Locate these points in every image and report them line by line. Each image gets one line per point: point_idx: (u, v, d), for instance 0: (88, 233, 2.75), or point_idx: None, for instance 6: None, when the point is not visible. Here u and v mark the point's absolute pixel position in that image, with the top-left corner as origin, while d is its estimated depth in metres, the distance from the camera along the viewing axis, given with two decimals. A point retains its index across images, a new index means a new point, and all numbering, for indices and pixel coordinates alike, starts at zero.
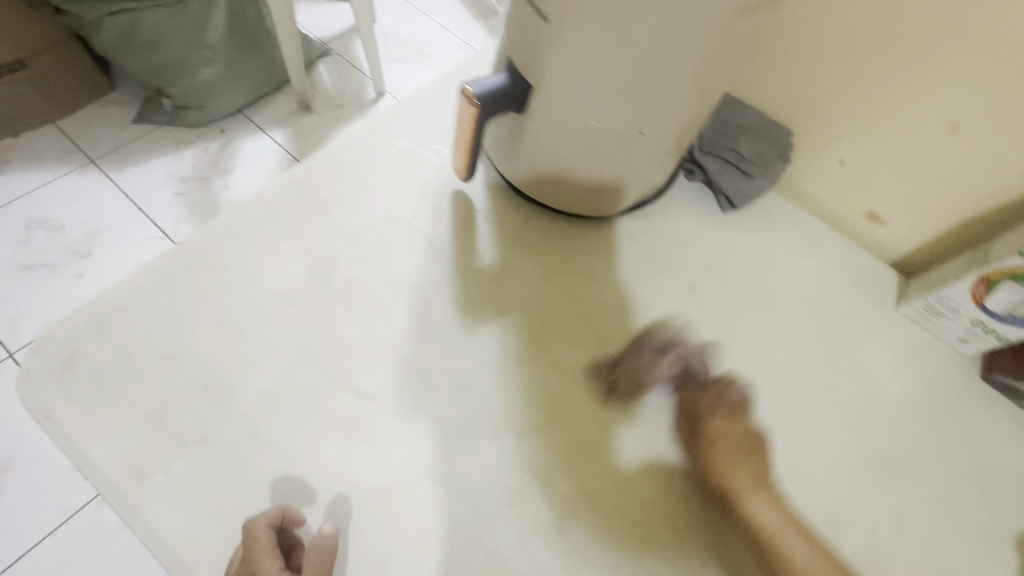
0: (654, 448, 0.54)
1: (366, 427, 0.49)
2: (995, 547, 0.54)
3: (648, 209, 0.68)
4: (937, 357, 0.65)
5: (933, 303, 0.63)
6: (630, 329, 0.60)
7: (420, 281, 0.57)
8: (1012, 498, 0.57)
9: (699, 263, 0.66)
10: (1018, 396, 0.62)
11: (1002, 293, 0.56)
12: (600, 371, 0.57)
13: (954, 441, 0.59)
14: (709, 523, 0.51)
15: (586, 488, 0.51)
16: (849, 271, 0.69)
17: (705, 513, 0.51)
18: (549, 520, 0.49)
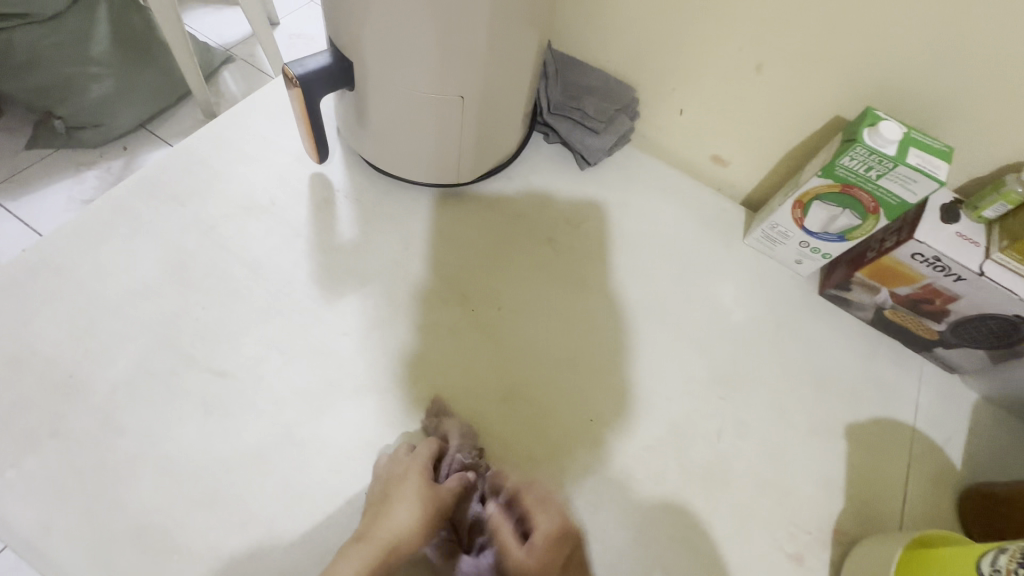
0: (515, 391, 0.59)
1: (224, 404, 0.51)
2: (827, 438, 0.61)
3: (508, 174, 0.73)
4: (779, 279, 0.71)
5: (768, 231, 0.69)
6: (492, 286, 0.64)
7: (278, 262, 0.59)
8: (843, 394, 0.64)
9: (558, 218, 0.71)
10: (849, 305, 0.69)
11: (815, 213, 0.63)
12: (462, 327, 0.61)
13: (791, 351, 0.66)
14: (563, 449, 0.56)
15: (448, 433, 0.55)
16: (699, 212, 0.75)
17: (559, 441, 0.57)
18: None
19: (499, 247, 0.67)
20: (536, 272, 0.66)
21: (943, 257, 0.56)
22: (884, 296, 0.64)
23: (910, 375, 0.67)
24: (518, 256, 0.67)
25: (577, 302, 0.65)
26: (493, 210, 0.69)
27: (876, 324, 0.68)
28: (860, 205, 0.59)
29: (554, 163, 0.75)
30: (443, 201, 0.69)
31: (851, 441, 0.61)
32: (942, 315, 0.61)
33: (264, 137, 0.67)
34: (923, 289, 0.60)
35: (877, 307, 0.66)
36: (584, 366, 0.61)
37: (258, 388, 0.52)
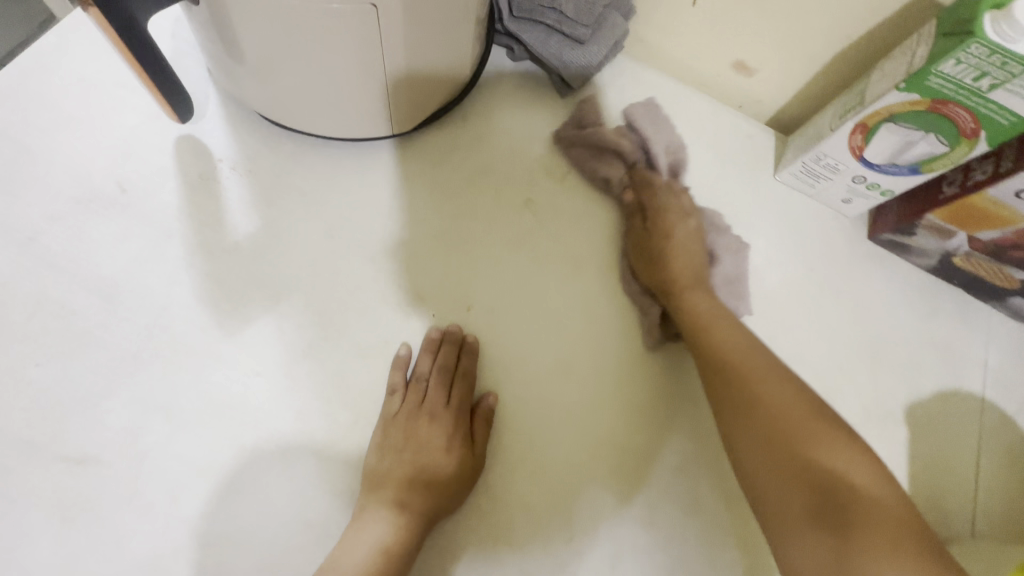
0: (537, 399, 0.45)
1: (93, 500, 0.36)
2: (884, 424, 0.50)
3: (464, 111, 0.53)
4: (818, 224, 0.56)
5: (811, 164, 0.53)
6: (461, 275, 0.47)
7: (144, 281, 0.41)
8: (902, 365, 0.53)
9: (537, 169, 0.52)
10: (906, 251, 0.55)
11: (883, 139, 0.46)
12: (452, 341, 0.44)
13: (838, 317, 0.53)
14: (660, 404, 0.46)
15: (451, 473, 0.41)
16: (716, 143, 0.58)
17: (653, 398, 0.46)
18: None
19: (461, 221, 0.49)
20: (515, 253, 0.49)
21: None
22: (959, 241, 0.50)
23: (978, 331, 0.55)
24: (487, 235, 0.49)
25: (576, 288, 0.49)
26: (448, 167, 0.50)
27: (939, 272, 0.55)
28: (952, 127, 0.43)
29: (524, 89, 0.55)
30: (374, 159, 0.49)
31: (914, 425, 0.51)
32: None
33: (92, 85, 0.45)
34: (1016, 235, 0.46)
35: (945, 254, 0.53)
36: (585, 377, 0.46)
37: (143, 475, 0.37)
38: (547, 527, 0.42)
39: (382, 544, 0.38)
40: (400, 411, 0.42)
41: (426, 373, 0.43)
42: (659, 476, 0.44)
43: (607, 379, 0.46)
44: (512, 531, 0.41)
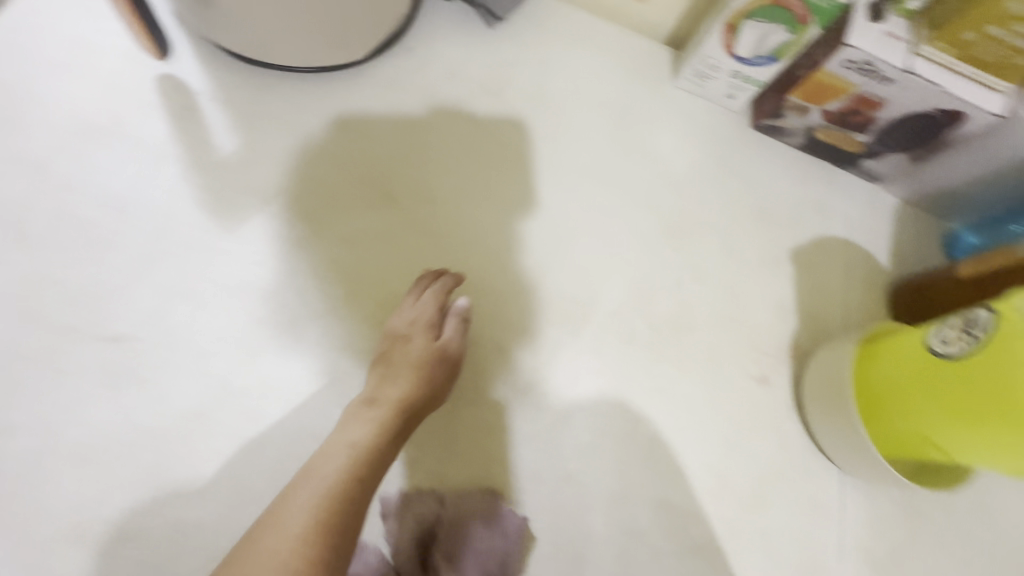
0: (496, 269, 0.55)
1: (134, 368, 0.44)
2: (776, 266, 0.63)
3: (407, 44, 0.61)
4: (711, 118, 0.69)
5: (698, 66, 0.65)
6: (422, 176, 0.56)
7: (148, 195, 0.48)
8: (785, 222, 0.66)
9: (476, 88, 0.62)
10: (780, 133, 0.68)
11: (746, 34, 0.59)
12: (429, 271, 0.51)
13: (734, 189, 0.66)
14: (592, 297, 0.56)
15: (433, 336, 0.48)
16: (624, 60, 0.69)
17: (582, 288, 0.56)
18: None
19: (417, 133, 0.58)
20: (463, 157, 0.58)
21: (873, 60, 0.55)
22: (815, 116, 0.64)
23: (841, 192, 0.69)
24: (440, 143, 0.58)
25: (520, 179, 0.59)
26: (398, 91, 0.59)
27: (807, 148, 0.69)
28: (791, 16, 0.56)
29: (457, 23, 0.64)
30: (335, 86, 0.57)
31: (798, 265, 0.64)
32: (868, 124, 0.62)
33: (70, 34, 0.50)
34: (852, 101, 0.60)
35: (808, 130, 0.66)
36: (534, 249, 0.56)
37: (174, 345, 0.45)
38: (515, 363, 0.52)
39: (372, 423, 0.43)
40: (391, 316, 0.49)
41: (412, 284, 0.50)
42: (600, 318, 0.55)
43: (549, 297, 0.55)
44: (487, 369, 0.52)
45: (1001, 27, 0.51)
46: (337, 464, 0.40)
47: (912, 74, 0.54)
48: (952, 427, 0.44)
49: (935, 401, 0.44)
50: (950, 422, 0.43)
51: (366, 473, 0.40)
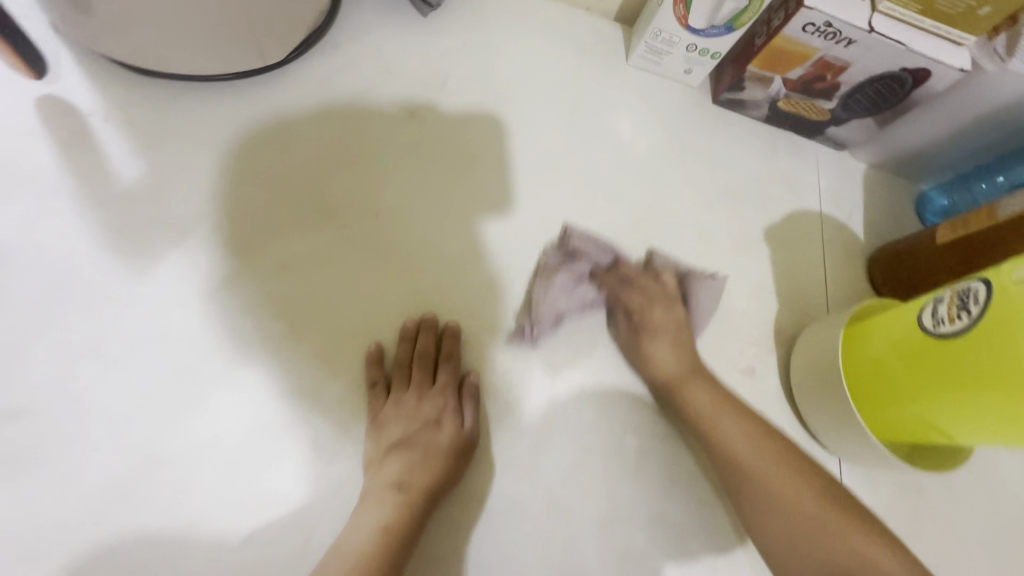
0: (457, 282, 0.50)
1: (39, 446, 0.38)
2: (752, 248, 0.60)
3: (333, 40, 0.55)
4: (670, 96, 0.65)
5: (652, 42, 0.61)
6: (364, 186, 0.50)
7: (37, 239, 0.41)
8: (756, 200, 0.62)
9: (416, 84, 0.56)
10: (742, 107, 0.65)
11: (698, 4, 0.55)
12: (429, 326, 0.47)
13: (700, 170, 0.62)
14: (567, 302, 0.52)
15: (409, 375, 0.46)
16: (573, 40, 0.64)
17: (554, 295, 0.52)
18: (330, 430, 0.43)
19: (354, 139, 0.52)
20: (409, 162, 0.53)
21: (835, 22, 0.51)
22: (777, 86, 0.60)
23: (809, 164, 0.66)
24: (383, 148, 0.52)
25: (473, 180, 0.54)
26: (327, 94, 0.53)
27: (771, 120, 0.66)
28: None
29: (387, 13, 0.58)
30: (254, 91, 0.50)
31: (773, 243, 0.61)
32: (832, 89, 0.59)
33: None
34: (815, 66, 0.57)
35: (771, 101, 0.63)
36: (496, 257, 0.52)
37: (85, 413, 0.39)
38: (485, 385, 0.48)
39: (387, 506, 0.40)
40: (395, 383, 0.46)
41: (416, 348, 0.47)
42: (574, 324, 0.51)
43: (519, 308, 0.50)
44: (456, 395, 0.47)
45: None
46: (359, 555, 0.38)
47: (875, 34, 0.51)
48: (948, 412, 0.41)
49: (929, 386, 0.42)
50: (947, 407, 0.41)
51: (390, 563, 0.38)
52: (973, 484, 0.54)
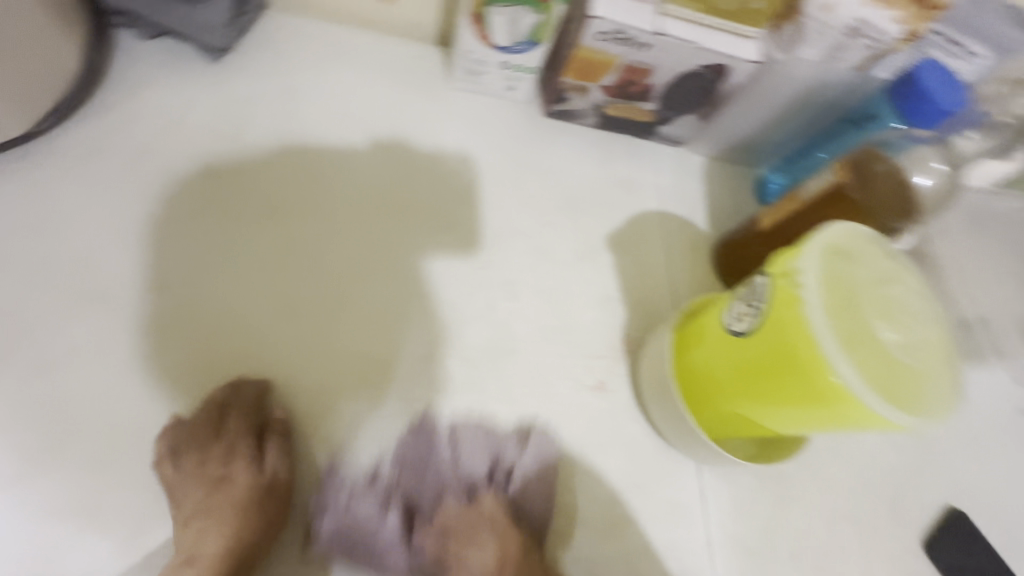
0: (268, 346, 0.48)
1: None
2: (593, 258, 0.59)
3: (106, 102, 0.51)
4: (498, 114, 0.63)
5: (465, 63, 0.59)
6: (153, 262, 0.49)
7: None
8: (593, 210, 0.62)
9: (210, 143, 0.53)
10: (571, 116, 0.64)
11: (495, 22, 0.54)
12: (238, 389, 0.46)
13: (535, 186, 0.61)
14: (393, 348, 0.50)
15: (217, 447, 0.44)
16: (389, 69, 0.62)
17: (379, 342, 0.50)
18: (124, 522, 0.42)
19: (140, 211, 0.50)
20: (206, 224, 0.51)
21: (624, 28, 0.52)
22: (595, 93, 0.60)
23: (645, 164, 0.67)
24: (176, 215, 0.50)
25: (283, 237, 0.52)
26: (102, 166, 0.50)
27: (603, 125, 0.65)
28: None
29: (168, 65, 0.54)
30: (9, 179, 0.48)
31: (616, 250, 0.60)
32: (647, 92, 0.59)
33: None
34: (623, 72, 0.57)
35: (596, 108, 0.63)
36: (312, 316, 0.50)
37: None
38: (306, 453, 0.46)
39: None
40: (191, 445, 0.44)
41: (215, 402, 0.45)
42: (402, 371, 0.49)
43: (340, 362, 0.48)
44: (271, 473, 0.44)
45: None
46: None
47: (664, 35, 0.52)
48: (753, 410, 0.41)
49: (739, 385, 0.41)
50: (758, 406, 0.41)
51: None
52: (829, 463, 0.55)
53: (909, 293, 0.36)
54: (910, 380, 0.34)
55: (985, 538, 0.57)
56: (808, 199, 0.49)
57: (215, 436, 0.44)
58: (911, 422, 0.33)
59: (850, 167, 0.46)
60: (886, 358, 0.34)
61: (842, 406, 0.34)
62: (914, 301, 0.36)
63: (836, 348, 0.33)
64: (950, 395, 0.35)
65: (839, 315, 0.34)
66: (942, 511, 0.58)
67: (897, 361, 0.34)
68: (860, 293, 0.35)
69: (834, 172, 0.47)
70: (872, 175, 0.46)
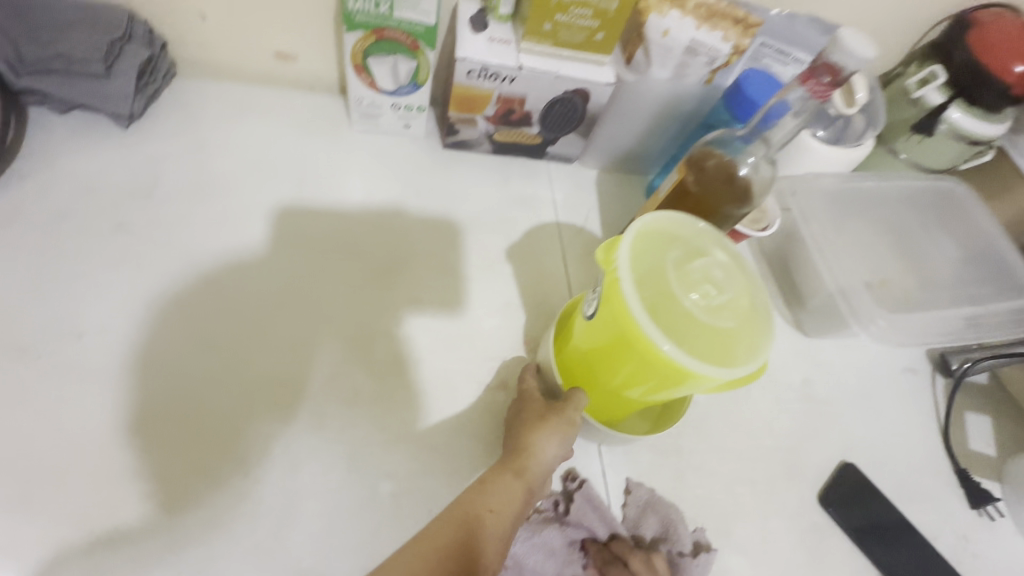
0: (180, 381, 0.50)
1: None
2: (494, 270, 0.64)
3: (21, 171, 0.56)
4: (399, 150, 0.70)
5: (361, 108, 0.66)
6: (63, 311, 0.51)
7: None
8: (493, 227, 0.68)
9: (122, 196, 0.57)
10: (467, 145, 0.71)
11: (377, 70, 0.60)
12: (153, 423, 0.48)
13: (437, 211, 0.67)
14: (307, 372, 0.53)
15: (132, 480, 0.46)
16: (295, 120, 0.68)
17: (292, 366, 0.54)
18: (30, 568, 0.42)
19: (54, 266, 0.53)
20: (117, 272, 0.54)
21: (488, 66, 0.59)
22: (481, 124, 0.67)
23: (541, 182, 0.73)
24: (87, 265, 0.53)
25: (194, 275, 0.55)
26: (16, 228, 0.53)
27: (497, 151, 0.72)
28: (403, 46, 0.58)
29: (82, 133, 0.59)
30: None
31: (516, 261, 0.66)
32: (528, 118, 0.66)
33: None
34: (500, 102, 0.64)
35: (487, 137, 0.69)
36: (225, 347, 0.53)
37: None
38: (221, 478, 0.48)
39: None
40: (108, 479, 0.46)
41: (132, 435, 0.48)
42: (315, 391, 0.53)
43: (255, 390, 0.52)
44: (187, 499, 0.47)
45: (564, 14, 0.56)
46: None
47: (525, 68, 0.59)
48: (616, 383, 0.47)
49: (602, 364, 0.47)
50: (620, 378, 0.46)
51: None
52: (718, 432, 0.61)
53: (711, 266, 0.42)
54: (714, 336, 0.40)
55: (873, 487, 0.62)
56: (664, 197, 0.56)
57: (134, 467, 0.47)
58: (720, 371, 0.38)
59: (688, 166, 0.53)
60: (691, 320, 0.40)
61: (665, 365, 0.39)
62: (715, 271, 0.42)
63: (646, 315, 0.38)
64: (761, 346, 0.41)
65: (645, 289, 0.40)
66: (835, 467, 0.63)
67: (702, 322, 0.40)
68: (664, 269, 0.41)
69: (677, 172, 0.54)
70: (707, 168, 0.53)
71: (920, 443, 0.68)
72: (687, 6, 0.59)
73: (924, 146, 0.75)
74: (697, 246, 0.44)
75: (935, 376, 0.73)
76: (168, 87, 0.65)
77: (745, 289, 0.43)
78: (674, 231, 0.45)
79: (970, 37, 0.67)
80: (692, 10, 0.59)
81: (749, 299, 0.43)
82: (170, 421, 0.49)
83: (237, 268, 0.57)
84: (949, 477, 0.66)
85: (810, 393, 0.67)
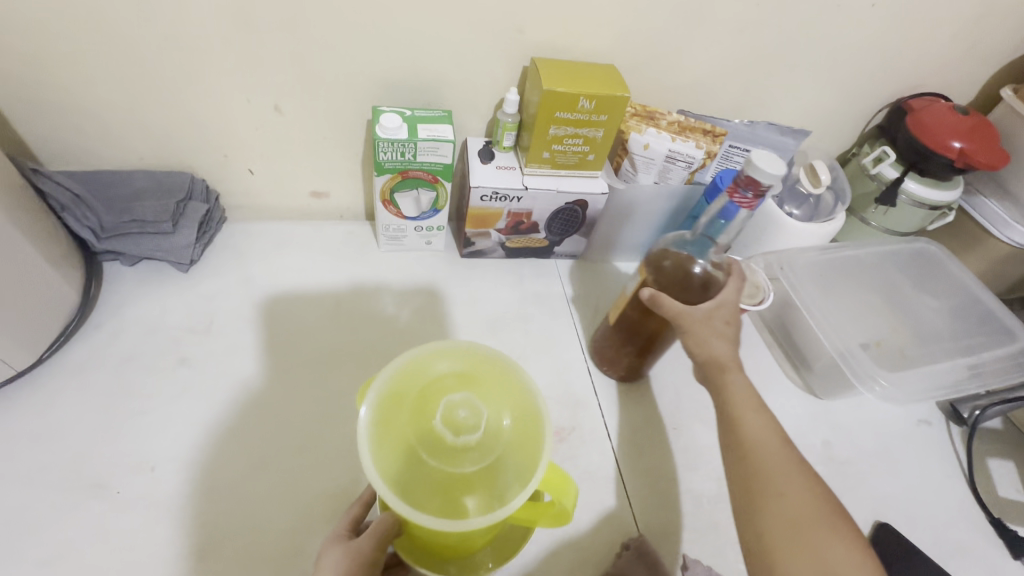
0: (245, 501, 0.54)
1: None
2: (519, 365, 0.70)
3: (98, 320, 0.63)
4: (423, 263, 0.78)
5: (388, 232, 0.75)
6: (136, 445, 0.56)
7: None
8: (513, 324, 0.74)
9: (183, 332, 0.64)
10: (482, 253, 0.79)
11: (402, 202, 0.70)
12: (225, 545, 0.52)
13: (461, 314, 0.74)
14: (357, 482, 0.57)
15: None
16: (329, 247, 0.77)
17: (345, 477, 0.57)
18: None
19: (125, 403, 0.58)
20: (183, 403, 0.59)
21: (498, 189, 0.68)
22: (494, 235, 0.76)
23: (552, 278, 0.81)
24: (155, 400, 0.59)
25: (249, 399, 0.61)
26: (92, 372, 0.59)
27: (509, 255, 0.80)
28: (424, 181, 0.67)
29: (149, 281, 0.67)
30: (12, 401, 0.56)
31: (537, 354, 0.72)
32: (535, 226, 0.75)
33: None
34: (510, 217, 0.73)
35: (500, 245, 0.78)
36: (278, 465, 0.57)
37: None
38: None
39: None
40: None
41: (206, 562, 0.51)
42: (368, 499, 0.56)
43: (315, 503, 0.55)
44: None
45: (559, 143, 0.66)
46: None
47: (531, 188, 0.69)
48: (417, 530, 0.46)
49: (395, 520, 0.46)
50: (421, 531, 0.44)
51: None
52: None
53: (455, 405, 0.43)
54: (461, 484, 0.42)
55: (913, 544, 0.64)
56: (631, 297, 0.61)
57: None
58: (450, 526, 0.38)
59: (648, 269, 0.59)
60: (434, 475, 0.41)
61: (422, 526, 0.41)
62: (459, 412, 0.43)
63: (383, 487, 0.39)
64: (526, 465, 0.42)
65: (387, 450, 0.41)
66: (870, 528, 0.65)
67: (444, 473, 0.41)
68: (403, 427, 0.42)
69: (637, 275, 0.60)
70: (665, 267, 0.58)
71: (949, 495, 0.69)
72: (661, 124, 0.70)
73: (889, 215, 0.83)
74: (436, 390, 0.45)
75: (948, 425, 0.76)
76: (219, 231, 0.75)
77: (508, 404, 0.45)
78: (417, 376, 0.46)
79: (909, 124, 0.76)
80: (666, 127, 0.70)
81: (511, 411, 0.45)
82: (241, 542, 0.52)
83: (289, 388, 0.62)
84: (983, 528, 0.67)
85: (830, 455, 0.70)
